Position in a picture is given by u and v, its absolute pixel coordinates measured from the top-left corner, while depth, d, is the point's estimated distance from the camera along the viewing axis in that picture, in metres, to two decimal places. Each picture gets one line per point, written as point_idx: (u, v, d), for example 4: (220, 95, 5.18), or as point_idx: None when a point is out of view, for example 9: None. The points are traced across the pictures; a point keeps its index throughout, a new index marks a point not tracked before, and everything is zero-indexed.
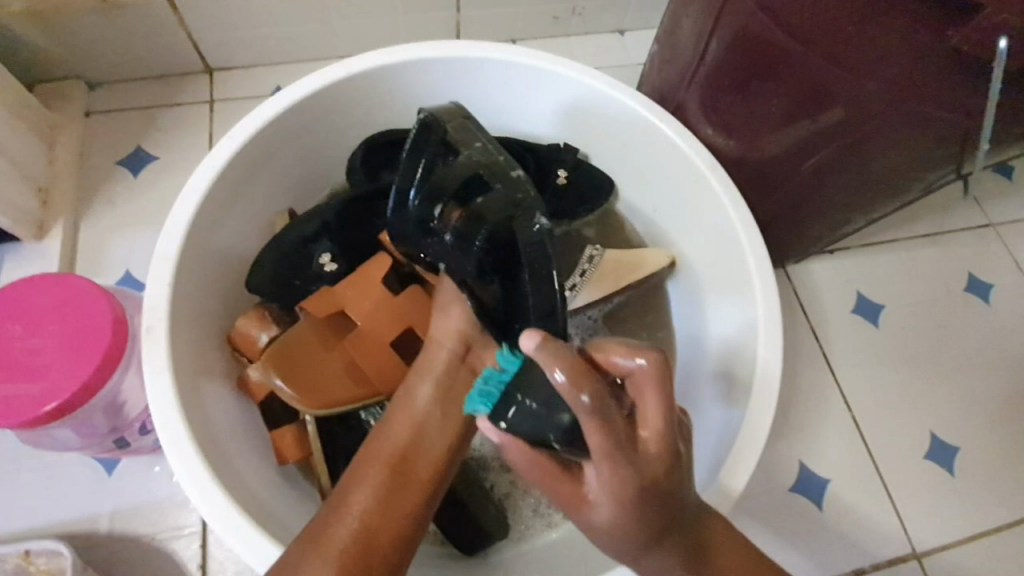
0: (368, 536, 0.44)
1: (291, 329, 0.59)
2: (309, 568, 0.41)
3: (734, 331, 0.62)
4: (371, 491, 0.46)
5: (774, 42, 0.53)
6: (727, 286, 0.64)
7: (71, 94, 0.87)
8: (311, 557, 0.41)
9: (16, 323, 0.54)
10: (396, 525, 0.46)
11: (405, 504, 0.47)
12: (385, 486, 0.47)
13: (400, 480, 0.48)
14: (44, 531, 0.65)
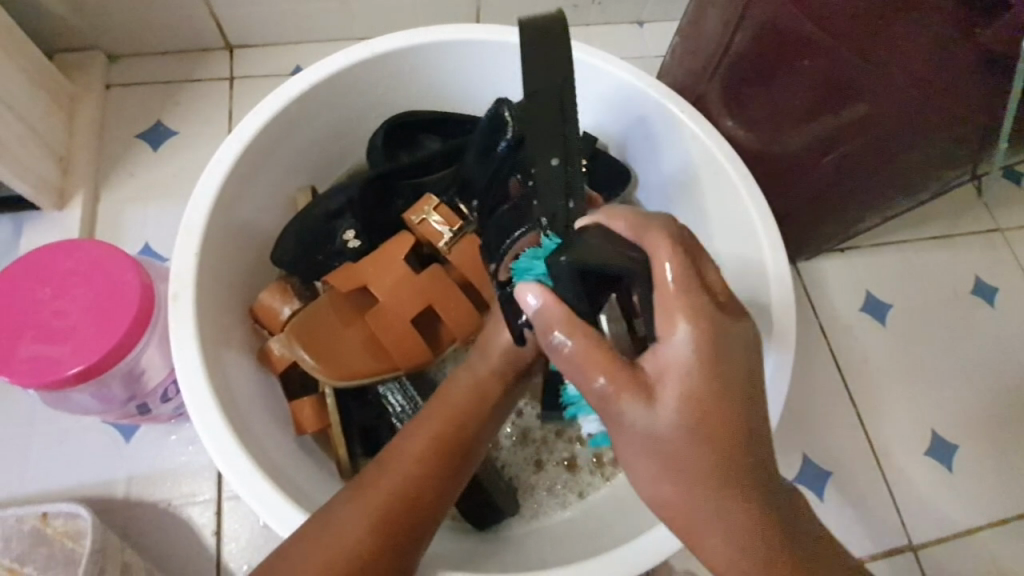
0: (407, 496, 0.46)
1: (314, 303, 0.62)
2: (358, 520, 0.44)
3: (745, 338, 0.63)
4: (417, 453, 0.49)
5: (802, 35, 0.54)
6: (740, 286, 0.65)
7: (93, 65, 0.87)
8: (361, 511, 0.44)
9: (45, 286, 0.54)
10: (437, 495, 0.48)
11: (444, 473, 0.49)
12: (431, 453, 0.49)
13: (443, 449, 0.50)
14: (62, 493, 0.66)
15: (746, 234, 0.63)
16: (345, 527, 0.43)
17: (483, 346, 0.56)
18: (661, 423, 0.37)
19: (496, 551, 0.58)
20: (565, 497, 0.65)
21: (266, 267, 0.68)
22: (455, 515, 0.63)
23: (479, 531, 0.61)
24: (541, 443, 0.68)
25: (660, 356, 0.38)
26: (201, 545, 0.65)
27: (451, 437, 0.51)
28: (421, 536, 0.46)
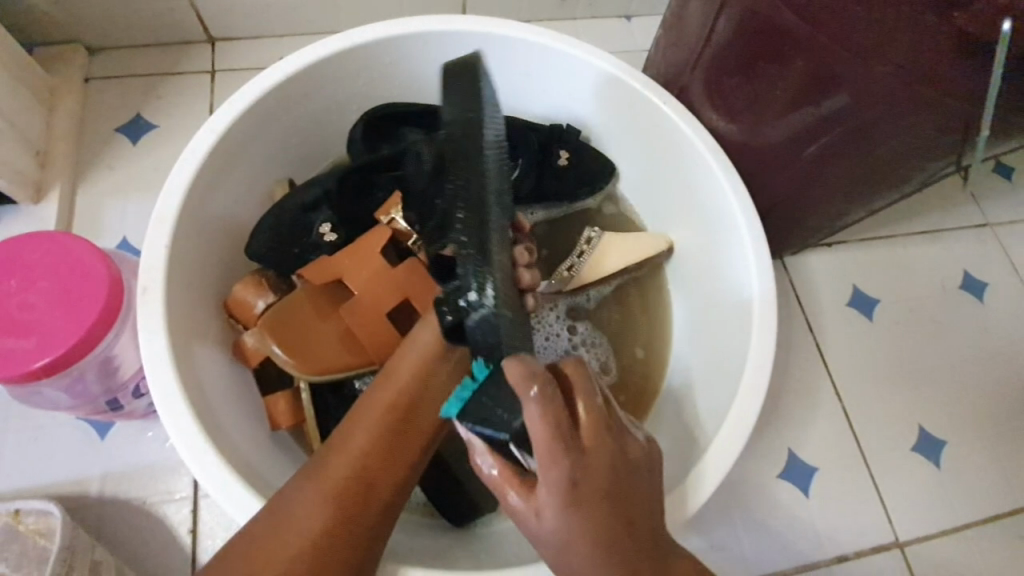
0: (365, 475, 0.49)
1: (287, 298, 0.61)
2: (303, 504, 0.45)
3: (726, 347, 0.62)
4: (367, 447, 0.50)
5: (781, 23, 0.53)
6: (722, 285, 0.65)
7: (71, 59, 0.86)
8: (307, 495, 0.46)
9: (11, 278, 0.53)
10: (392, 473, 0.50)
11: (399, 464, 0.51)
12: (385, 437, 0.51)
13: (394, 443, 0.51)
14: (34, 490, 0.65)
15: (729, 224, 0.63)
16: (291, 510, 0.45)
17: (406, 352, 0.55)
18: (546, 529, 0.41)
19: (472, 549, 0.57)
20: None
21: (242, 261, 0.67)
22: (433, 513, 0.62)
23: (456, 528, 0.60)
24: None
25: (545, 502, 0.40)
26: (176, 542, 0.64)
27: (397, 427, 0.52)
28: (376, 518, 0.48)
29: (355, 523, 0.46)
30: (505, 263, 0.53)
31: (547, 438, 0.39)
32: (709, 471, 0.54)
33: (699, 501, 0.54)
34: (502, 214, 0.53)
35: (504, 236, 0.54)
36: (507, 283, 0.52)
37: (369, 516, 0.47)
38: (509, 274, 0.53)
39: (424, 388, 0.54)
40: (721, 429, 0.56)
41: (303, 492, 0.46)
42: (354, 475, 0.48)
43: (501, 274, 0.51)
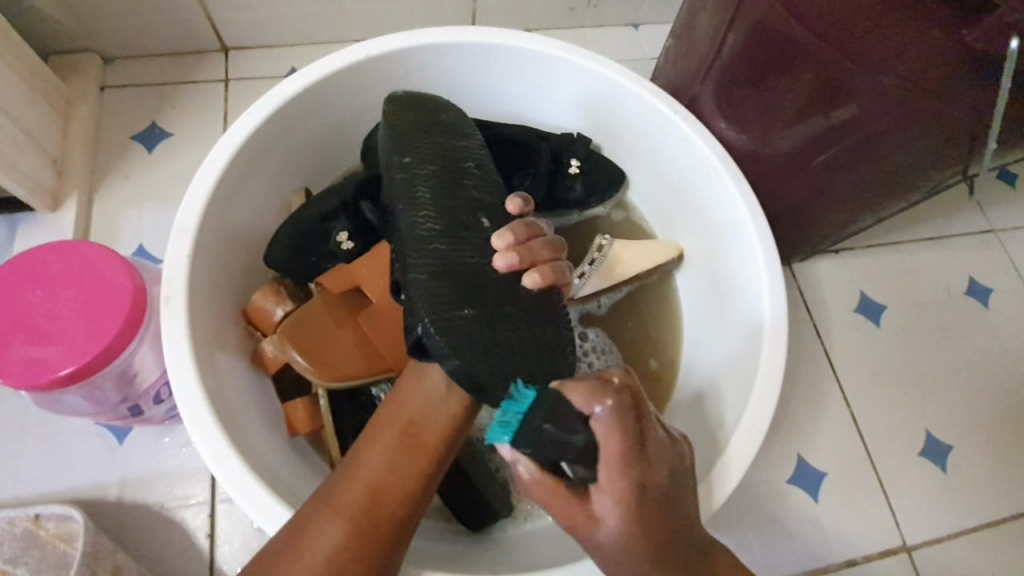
0: (375, 497, 0.48)
1: (306, 306, 0.62)
2: (317, 526, 0.45)
3: (737, 354, 0.63)
4: (376, 471, 0.49)
5: (791, 37, 0.54)
6: (733, 294, 0.66)
7: (87, 68, 0.87)
8: (320, 516, 0.46)
9: (36, 288, 0.54)
10: (404, 492, 0.49)
11: (410, 486, 0.49)
12: (396, 457, 0.50)
13: (404, 465, 0.50)
14: (54, 496, 0.66)
15: (743, 233, 0.63)
16: (306, 531, 0.45)
17: (413, 376, 0.53)
18: (608, 539, 0.45)
19: (489, 553, 0.58)
20: None
21: (259, 269, 0.68)
22: (449, 518, 0.64)
23: (473, 533, 0.62)
24: None
25: (605, 509, 0.45)
26: (194, 547, 0.64)
27: (407, 445, 0.50)
28: (391, 539, 0.47)
29: (367, 549, 0.46)
30: (440, 278, 0.49)
31: (615, 450, 0.43)
32: (722, 478, 0.55)
33: (713, 507, 0.54)
34: (420, 233, 0.51)
35: (435, 249, 0.50)
36: (441, 298, 0.48)
37: (380, 540, 0.46)
38: (451, 288, 0.49)
39: (432, 410, 0.51)
40: (734, 435, 0.57)
41: (314, 515, 0.46)
42: (363, 499, 0.47)
43: (431, 293, 0.48)
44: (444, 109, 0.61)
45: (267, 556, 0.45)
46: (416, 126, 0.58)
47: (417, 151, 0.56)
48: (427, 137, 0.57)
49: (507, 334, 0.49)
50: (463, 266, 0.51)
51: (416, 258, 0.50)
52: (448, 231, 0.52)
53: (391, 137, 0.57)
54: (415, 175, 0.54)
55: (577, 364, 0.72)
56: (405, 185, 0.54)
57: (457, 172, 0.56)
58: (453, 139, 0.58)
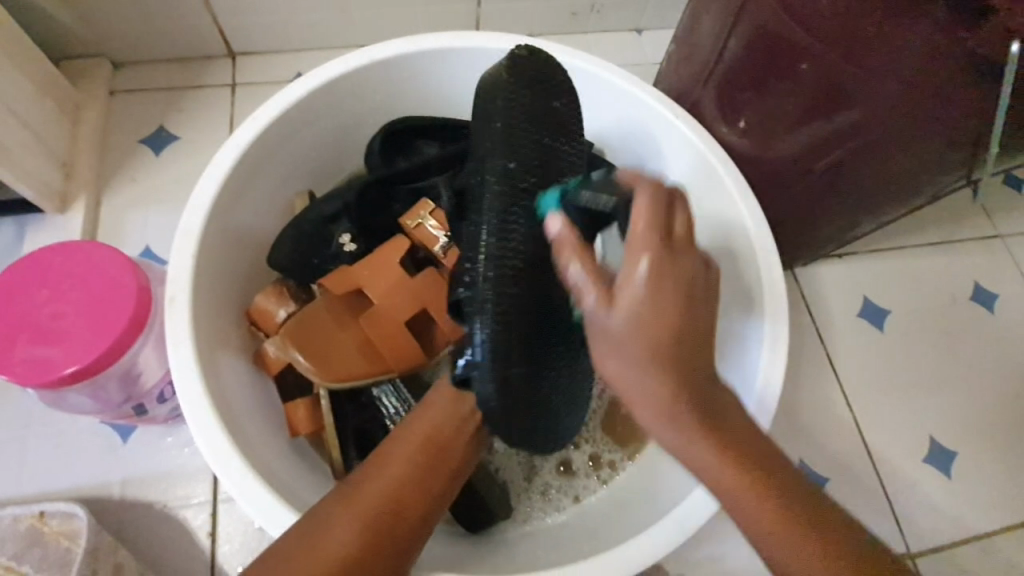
0: (397, 501, 0.48)
1: (308, 306, 0.63)
2: (338, 522, 0.46)
3: (735, 356, 0.63)
4: (395, 482, 0.49)
5: (792, 41, 0.54)
6: (730, 297, 0.65)
7: (97, 73, 0.88)
8: (342, 514, 0.46)
9: (42, 288, 0.55)
10: (423, 500, 0.50)
11: (429, 496, 0.50)
12: (419, 467, 0.51)
13: (423, 480, 0.50)
14: (58, 494, 0.66)
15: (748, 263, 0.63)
16: (328, 527, 0.45)
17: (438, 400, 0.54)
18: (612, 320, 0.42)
19: (489, 554, 0.58)
20: (559, 502, 0.65)
21: (263, 271, 0.69)
22: (449, 520, 0.64)
23: (472, 535, 0.62)
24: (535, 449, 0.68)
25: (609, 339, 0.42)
26: (196, 546, 0.65)
27: (436, 459, 0.52)
28: (410, 542, 0.48)
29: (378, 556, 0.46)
30: (507, 331, 0.47)
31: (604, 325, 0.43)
32: None
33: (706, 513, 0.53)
34: (502, 270, 0.48)
35: (509, 296, 0.48)
36: (504, 352, 0.47)
37: (392, 550, 0.46)
38: (513, 340, 0.47)
39: (456, 431, 0.53)
40: None
41: (329, 517, 0.46)
42: (381, 508, 0.47)
43: (498, 346, 0.46)
44: (555, 96, 0.54)
45: (287, 547, 0.45)
46: (525, 126, 0.51)
47: (520, 157, 0.50)
48: (534, 146, 0.51)
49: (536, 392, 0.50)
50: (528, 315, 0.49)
51: (484, 303, 0.47)
52: (527, 271, 0.49)
53: (504, 129, 0.50)
54: (514, 189, 0.49)
55: None
56: (498, 201, 0.49)
57: (547, 196, 0.52)
58: (553, 149, 0.53)
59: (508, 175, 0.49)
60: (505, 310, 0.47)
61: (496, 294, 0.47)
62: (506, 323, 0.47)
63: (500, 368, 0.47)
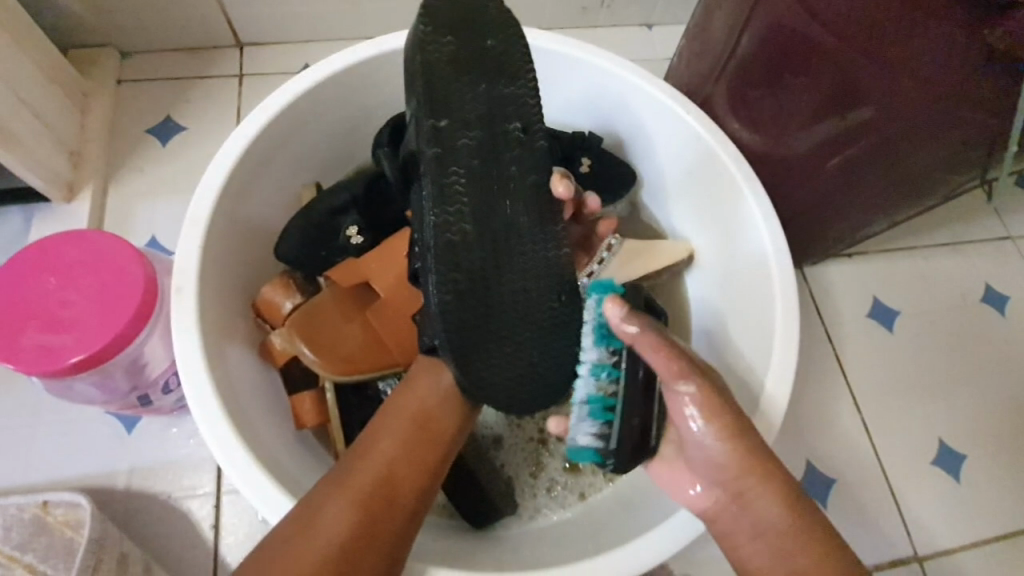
0: (390, 482, 0.48)
1: (314, 299, 0.62)
2: (332, 508, 0.45)
3: (749, 355, 0.62)
4: (382, 466, 0.48)
5: (808, 36, 0.53)
6: (747, 294, 0.64)
7: (104, 62, 0.88)
8: (336, 499, 0.46)
9: (50, 276, 0.55)
10: (414, 479, 0.49)
11: (421, 475, 0.49)
12: (408, 447, 0.50)
13: (416, 455, 0.50)
14: (63, 483, 0.66)
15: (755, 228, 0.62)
16: (321, 514, 0.45)
17: (419, 378, 0.53)
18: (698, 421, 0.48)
19: (493, 549, 0.58)
20: (563, 499, 0.65)
21: (269, 263, 0.69)
22: (452, 514, 0.64)
23: (477, 530, 0.61)
24: (541, 445, 0.68)
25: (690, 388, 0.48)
26: (199, 537, 0.65)
27: (424, 436, 0.51)
28: (406, 524, 0.47)
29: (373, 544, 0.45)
30: (461, 295, 0.48)
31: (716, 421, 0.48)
32: None
33: None
34: (446, 237, 0.48)
35: (460, 255, 0.48)
36: (461, 301, 0.48)
37: (387, 535, 0.46)
38: (471, 295, 0.49)
39: (443, 406, 0.52)
40: None
41: (326, 500, 0.46)
42: (371, 493, 0.46)
43: (449, 307, 0.47)
44: (489, 35, 0.51)
45: (278, 539, 0.44)
46: (458, 76, 0.50)
47: (453, 113, 0.50)
48: (470, 99, 0.50)
49: (524, 326, 0.50)
50: (495, 262, 0.50)
51: (446, 258, 0.48)
52: (477, 228, 0.49)
53: (432, 88, 0.50)
54: (445, 152, 0.49)
55: None
56: (436, 160, 0.49)
57: (500, 142, 0.51)
58: (495, 98, 0.51)
59: (438, 129, 0.49)
60: (454, 275, 0.48)
61: (440, 259, 0.48)
62: (455, 285, 0.48)
63: (462, 334, 0.48)
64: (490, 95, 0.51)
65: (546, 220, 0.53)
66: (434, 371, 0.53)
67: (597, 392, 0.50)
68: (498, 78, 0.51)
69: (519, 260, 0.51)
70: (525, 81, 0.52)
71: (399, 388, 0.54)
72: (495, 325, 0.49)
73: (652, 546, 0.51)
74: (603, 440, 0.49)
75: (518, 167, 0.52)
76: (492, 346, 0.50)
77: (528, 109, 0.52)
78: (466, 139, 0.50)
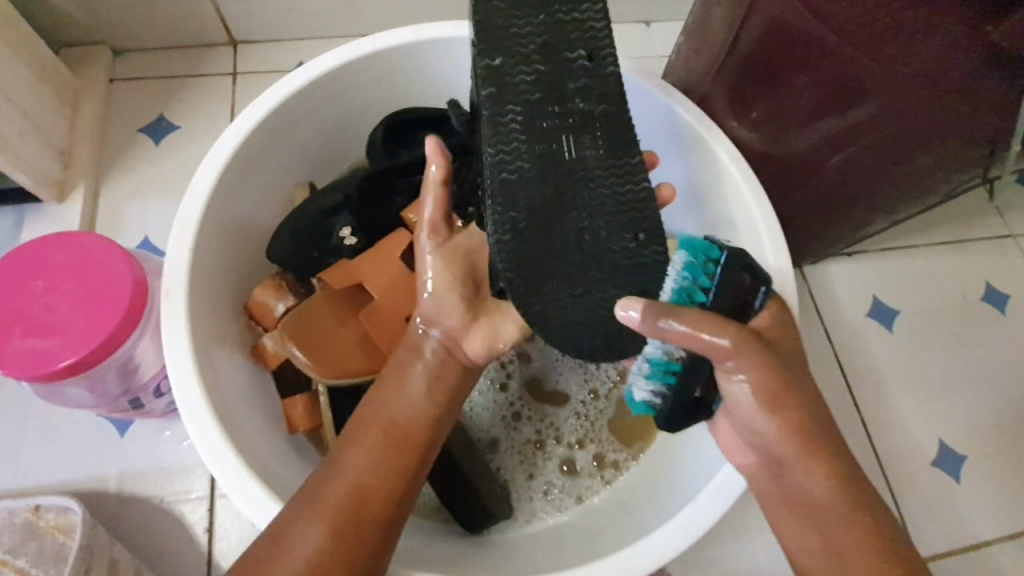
0: (361, 492, 0.47)
1: (307, 301, 0.62)
2: (303, 525, 0.45)
3: None
4: (358, 472, 0.48)
5: (808, 33, 0.52)
6: None
7: (96, 60, 0.87)
8: (307, 515, 0.45)
9: (37, 278, 0.54)
10: (387, 486, 0.48)
11: (396, 482, 0.48)
12: (379, 454, 0.49)
13: (388, 461, 0.49)
14: (54, 488, 0.66)
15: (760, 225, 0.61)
16: (293, 532, 0.45)
17: (395, 374, 0.53)
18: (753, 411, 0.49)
19: (487, 554, 0.57)
20: (560, 503, 0.65)
21: (262, 264, 0.68)
22: (447, 518, 0.63)
23: (471, 535, 0.61)
24: (537, 447, 0.67)
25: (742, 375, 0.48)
26: (192, 541, 0.64)
27: (396, 441, 0.50)
28: (383, 532, 0.47)
29: (351, 553, 0.45)
30: (522, 232, 0.47)
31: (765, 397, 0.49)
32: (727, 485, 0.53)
33: None
34: (505, 174, 0.47)
35: (519, 195, 0.47)
36: (521, 242, 0.47)
37: (367, 541, 0.46)
38: (534, 232, 0.47)
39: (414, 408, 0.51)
40: None
41: (298, 516, 0.46)
42: (346, 501, 0.46)
43: (506, 245, 0.46)
44: None
45: (254, 558, 0.45)
46: (506, 9, 0.48)
47: (513, 46, 0.48)
48: (529, 31, 0.48)
49: (600, 266, 0.48)
50: (556, 199, 0.48)
51: (505, 201, 0.47)
52: (539, 167, 0.48)
53: (492, 20, 0.48)
54: (505, 87, 0.47)
55: (584, 367, 0.70)
56: (491, 100, 0.47)
57: (557, 73, 0.49)
58: (557, 30, 0.49)
59: (500, 61, 0.47)
60: (515, 211, 0.47)
61: (501, 196, 0.47)
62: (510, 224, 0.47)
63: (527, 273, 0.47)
64: (542, 25, 0.48)
65: (613, 152, 0.49)
66: (410, 364, 0.53)
67: (665, 356, 0.50)
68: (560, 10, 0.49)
69: (584, 196, 0.49)
70: (575, 12, 0.49)
71: (371, 394, 0.53)
72: (561, 262, 0.48)
73: (648, 553, 0.51)
74: (660, 397, 0.51)
75: (576, 97, 0.49)
76: (561, 290, 0.47)
77: (591, 41, 0.49)
78: (522, 70, 0.48)
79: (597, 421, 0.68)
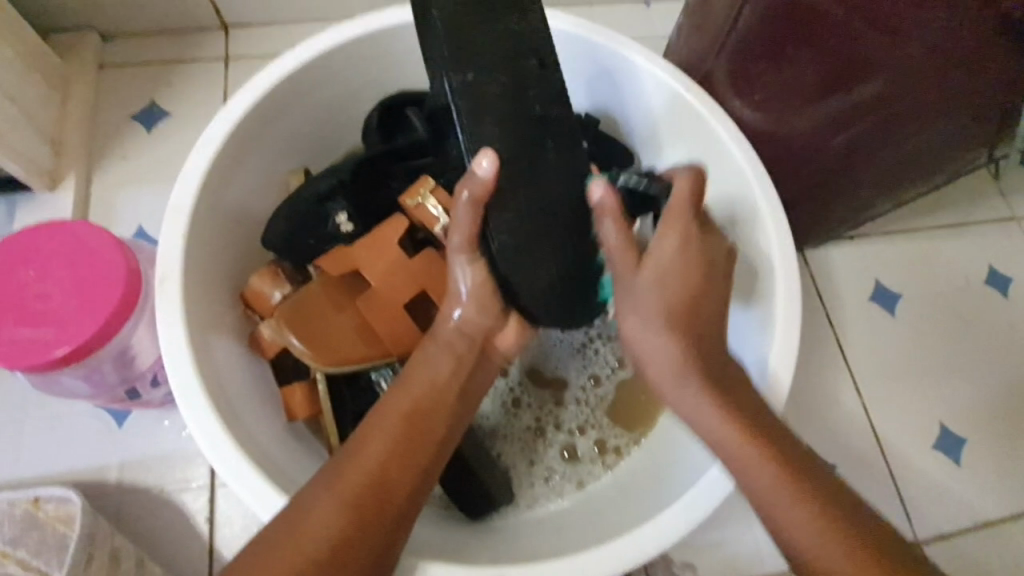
0: (382, 480, 0.47)
1: (303, 288, 0.61)
2: (322, 507, 0.44)
3: (755, 346, 0.59)
4: (381, 459, 0.47)
5: (813, 8, 0.50)
6: (746, 283, 0.62)
7: (84, 45, 0.85)
8: (326, 498, 0.45)
9: (28, 269, 0.53)
10: (408, 477, 0.48)
11: (416, 472, 0.48)
12: (401, 443, 0.48)
13: (409, 450, 0.49)
14: (54, 478, 0.65)
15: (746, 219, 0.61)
16: (310, 514, 0.44)
17: (421, 365, 0.53)
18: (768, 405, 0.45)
19: (490, 540, 0.57)
20: (561, 488, 0.65)
21: (257, 252, 0.67)
22: (448, 505, 0.63)
23: (473, 520, 0.61)
24: (538, 434, 0.68)
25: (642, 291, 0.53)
26: (193, 530, 0.64)
27: (419, 431, 0.50)
28: (399, 522, 0.46)
29: (367, 539, 0.44)
30: (520, 232, 0.54)
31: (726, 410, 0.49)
32: None
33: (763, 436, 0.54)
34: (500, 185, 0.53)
35: (512, 200, 0.54)
36: (523, 239, 0.54)
37: (383, 529, 0.45)
38: (530, 230, 0.54)
39: (439, 398, 0.52)
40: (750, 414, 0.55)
41: (316, 498, 0.45)
42: (367, 486, 0.46)
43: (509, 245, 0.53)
44: None
45: (264, 538, 0.44)
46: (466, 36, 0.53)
47: (477, 65, 0.53)
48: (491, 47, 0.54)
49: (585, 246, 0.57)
50: (541, 198, 0.55)
51: (506, 206, 0.53)
52: (520, 169, 0.54)
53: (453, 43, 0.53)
54: (479, 105, 0.53)
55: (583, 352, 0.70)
56: (471, 120, 0.53)
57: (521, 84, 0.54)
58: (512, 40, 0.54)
59: (472, 80, 0.53)
60: (512, 215, 0.53)
61: (499, 205, 0.53)
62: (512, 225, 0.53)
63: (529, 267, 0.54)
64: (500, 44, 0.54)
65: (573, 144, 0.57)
66: (435, 356, 0.54)
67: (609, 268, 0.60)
68: (514, 18, 0.55)
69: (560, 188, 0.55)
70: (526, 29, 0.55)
71: (394, 383, 0.53)
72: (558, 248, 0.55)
73: (651, 538, 0.50)
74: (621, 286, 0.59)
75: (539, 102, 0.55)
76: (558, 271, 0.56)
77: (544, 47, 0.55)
78: (491, 86, 0.53)
79: (597, 407, 0.68)
